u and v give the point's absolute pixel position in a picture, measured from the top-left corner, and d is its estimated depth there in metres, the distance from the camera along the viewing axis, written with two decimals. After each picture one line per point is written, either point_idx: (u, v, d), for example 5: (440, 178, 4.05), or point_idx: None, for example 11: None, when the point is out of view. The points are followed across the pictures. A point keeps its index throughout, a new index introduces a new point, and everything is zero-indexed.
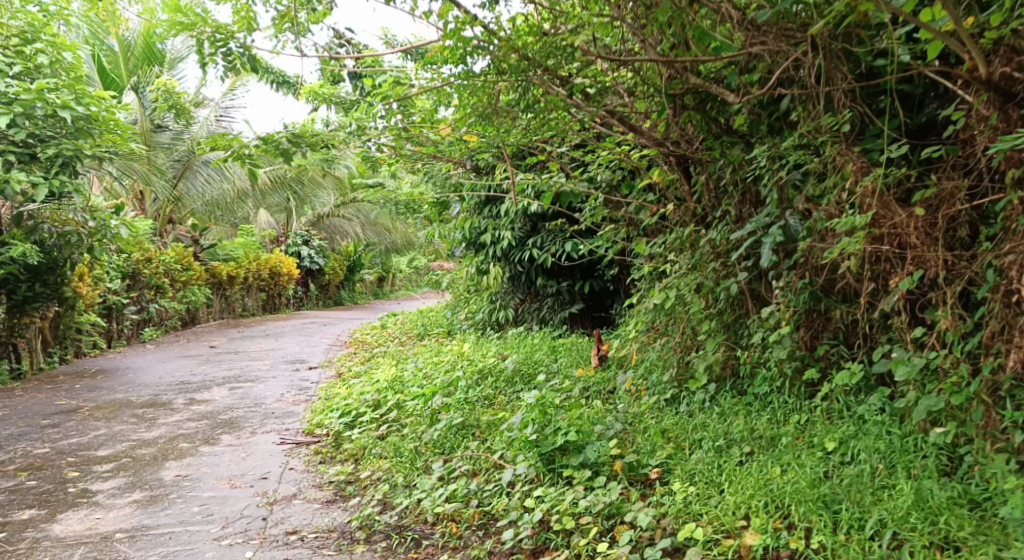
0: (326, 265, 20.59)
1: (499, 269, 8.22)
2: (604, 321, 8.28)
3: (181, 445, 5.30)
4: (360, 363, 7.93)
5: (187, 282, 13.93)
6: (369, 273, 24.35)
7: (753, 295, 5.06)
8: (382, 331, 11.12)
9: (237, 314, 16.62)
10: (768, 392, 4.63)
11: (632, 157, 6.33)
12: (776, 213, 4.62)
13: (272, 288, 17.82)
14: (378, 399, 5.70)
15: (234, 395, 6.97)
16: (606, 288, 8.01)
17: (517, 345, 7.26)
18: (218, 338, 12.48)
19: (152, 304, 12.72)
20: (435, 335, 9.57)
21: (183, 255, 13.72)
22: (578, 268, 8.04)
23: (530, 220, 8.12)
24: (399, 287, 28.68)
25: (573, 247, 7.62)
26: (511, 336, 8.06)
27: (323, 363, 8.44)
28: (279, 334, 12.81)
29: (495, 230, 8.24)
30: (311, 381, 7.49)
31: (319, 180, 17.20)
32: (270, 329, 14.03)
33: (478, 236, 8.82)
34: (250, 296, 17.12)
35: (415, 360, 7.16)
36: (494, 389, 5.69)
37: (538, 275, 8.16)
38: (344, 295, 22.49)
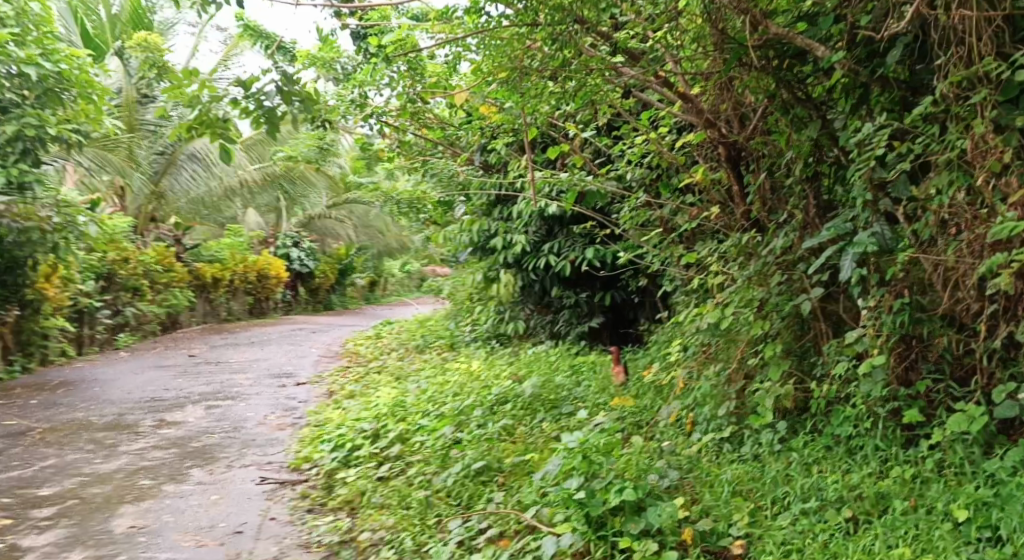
0: (316, 268, 19.74)
1: (511, 278, 7.38)
2: (625, 337, 7.48)
3: (142, 482, 4.46)
4: (354, 380, 7.12)
5: (167, 284, 13.14)
6: (361, 277, 23.47)
7: (826, 316, 4.28)
8: (376, 341, 10.28)
9: (222, 319, 15.74)
10: (853, 434, 3.85)
11: (669, 149, 5.78)
12: (867, 220, 3.85)
13: (259, 291, 16.96)
14: (378, 427, 4.89)
15: (210, 416, 6.12)
16: (630, 300, 7.22)
17: (533, 364, 6.46)
18: (199, 346, 11.62)
19: (128, 308, 11.90)
20: (436, 348, 8.74)
21: (164, 256, 12.92)
22: (599, 277, 7.24)
23: (546, 223, 7.33)
24: (390, 292, 27.83)
25: (597, 254, 6.83)
26: (524, 353, 7.24)
27: (312, 379, 7.61)
28: (265, 342, 11.97)
29: (506, 234, 7.44)
30: (297, 401, 6.66)
31: (311, 179, 16.38)
32: (257, 336, 13.18)
33: (485, 240, 7.99)
34: (236, 300, 16.27)
35: (416, 380, 6.34)
36: (512, 418, 4.88)
37: (555, 285, 7.33)
38: (334, 300, 21.62)
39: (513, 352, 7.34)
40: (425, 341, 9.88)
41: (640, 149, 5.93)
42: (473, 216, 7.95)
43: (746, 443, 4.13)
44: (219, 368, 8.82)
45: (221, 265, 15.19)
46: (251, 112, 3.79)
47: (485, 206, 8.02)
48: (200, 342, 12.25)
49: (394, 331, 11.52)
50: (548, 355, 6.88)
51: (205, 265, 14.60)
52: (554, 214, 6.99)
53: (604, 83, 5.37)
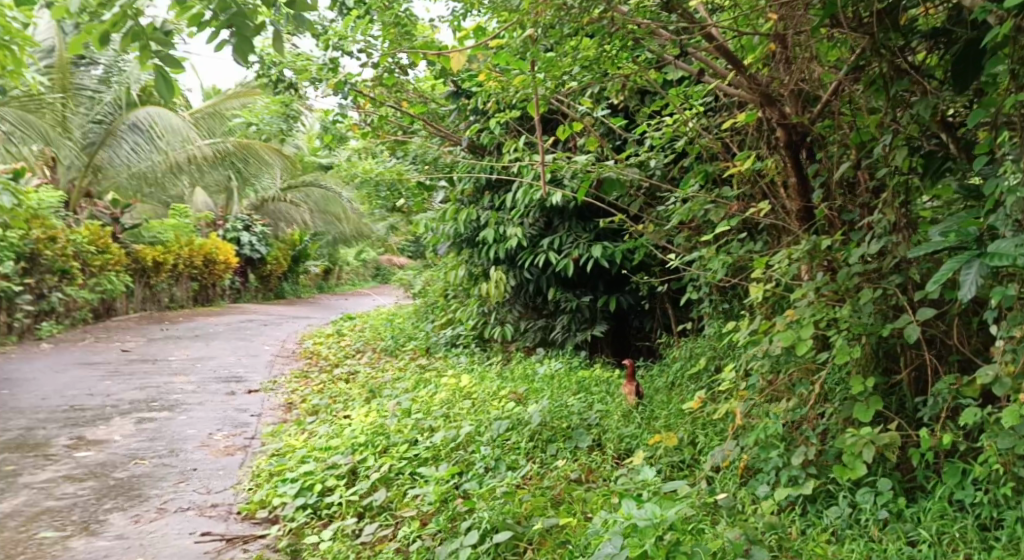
0: (268, 253, 18.53)
1: (503, 275, 6.45)
2: (629, 349, 6.59)
3: (42, 532, 3.46)
4: (318, 390, 6.12)
5: (102, 266, 11.98)
6: (315, 265, 22.27)
7: (931, 342, 3.42)
8: (337, 342, 9.23)
9: (164, 306, 14.50)
10: (980, 499, 2.99)
11: (705, 132, 4.90)
12: (1009, 225, 2.99)
13: (206, 276, 15.71)
14: (356, 462, 3.94)
15: (142, 434, 5.10)
16: (638, 306, 6.33)
17: (531, 379, 5.54)
18: (136, 338, 10.47)
19: (54, 292, 10.72)
20: (407, 354, 7.74)
21: (98, 235, 11.84)
22: (603, 277, 6.34)
23: (545, 214, 6.43)
24: (345, 281, 26.61)
25: (604, 250, 5.95)
26: (515, 364, 6.30)
27: (266, 386, 6.60)
28: (211, 335, 10.85)
29: (497, 226, 6.51)
30: (249, 415, 5.66)
31: (267, 160, 15.18)
32: (201, 327, 12.01)
33: (470, 232, 7.03)
34: (180, 286, 15.00)
35: (394, 395, 5.37)
36: (522, 456, 3.95)
37: (553, 285, 6.43)
38: (286, 289, 20.38)
39: (502, 362, 6.39)
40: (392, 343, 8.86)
41: (670, 130, 5.04)
42: (458, 204, 6.99)
43: (832, 502, 3.27)
44: (156, 367, 7.72)
45: (164, 247, 13.98)
46: (205, 24, 3.00)
47: (470, 191, 7.06)
48: (137, 333, 11.08)
49: (357, 329, 10.46)
50: (545, 367, 5.95)
51: (145, 247, 13.40)
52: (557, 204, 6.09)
53: (638, 47, 4.46)
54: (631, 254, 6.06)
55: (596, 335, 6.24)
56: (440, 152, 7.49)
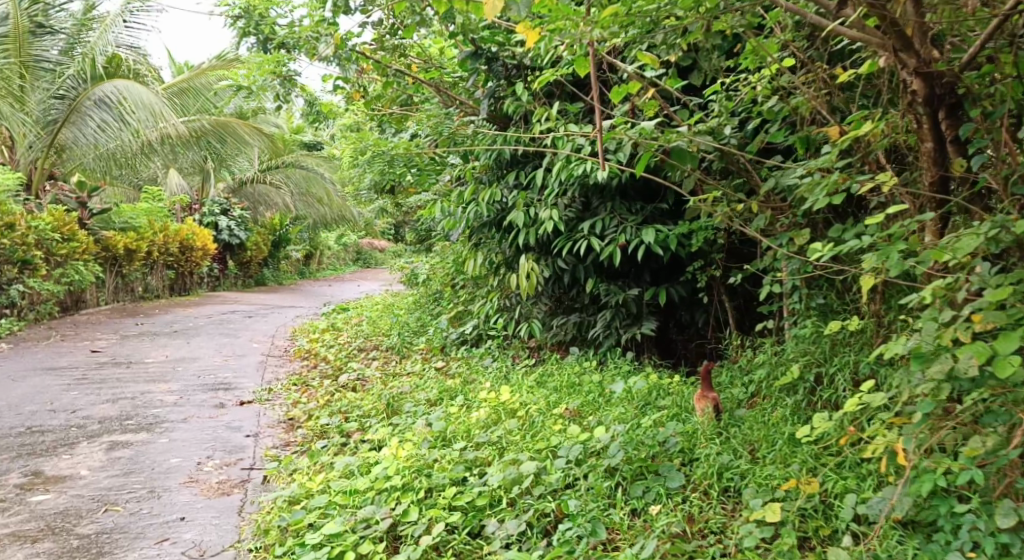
0: (248, 239, 17.51)
1: (534, 265, 5.56)
2: (679, 350, 5.70)
3: None
4: (323, 404, 5.26)
5: (67, 256, 11.00)
6: (296, 250, 21.23)
7: None
8: (335, 341, 8.31)
9: (139, 296, 13.50)
10: None
11: (798, 85, 4.02)
12: None
13: (183, 264, 14.66)
14: (394, 519, 3.06)
15: (114, 466, 4.24)
16: (692, 300, 5.44)
17: (581, 389, 4.67)
18: (108, 335, 9.54)
19: (14, 286, 9.79)
20: (418, 355, 6.84)
21: (62, 221, 10.91)
22: (651, 266, 5.47)
23: (582, 194, 5.54)
24: (327, 266, 25.60)
25: (657, 234, 5.07)
26: (551, 369, 5.42)
27: (260, 398, 5.72)
28: (191, 330, 9.92)
29: (525, 208, 5.62)
30: (244, 436, 4.78)
31: (246, 138, 14.12)
32: (180, 321, 11.05)
33: (490, 216, 6.11)
34: (155, 275, 13.95)
35: (420, 414, 4.50)
36: (606, 505, 3.09)
37: (592, 276, 5.53)
38: (267, 275, 19.38)
39: (536, 366, 5.51)
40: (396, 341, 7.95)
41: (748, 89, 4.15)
42: (478, 182, 6.11)
43: None
44: (132, 373, 6.81)
45: (136, 233, 12.99)
46: None
47: (491, 169, 6.15)
48: (109, 329, 10.13)
49: (353, 324, 9.55)
50: (590, 374, 5.08)
51: (115, 233, 12.38)
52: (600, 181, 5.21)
53: None
54: (687, 239, 5.18)
55: (645, 337, 5.34)
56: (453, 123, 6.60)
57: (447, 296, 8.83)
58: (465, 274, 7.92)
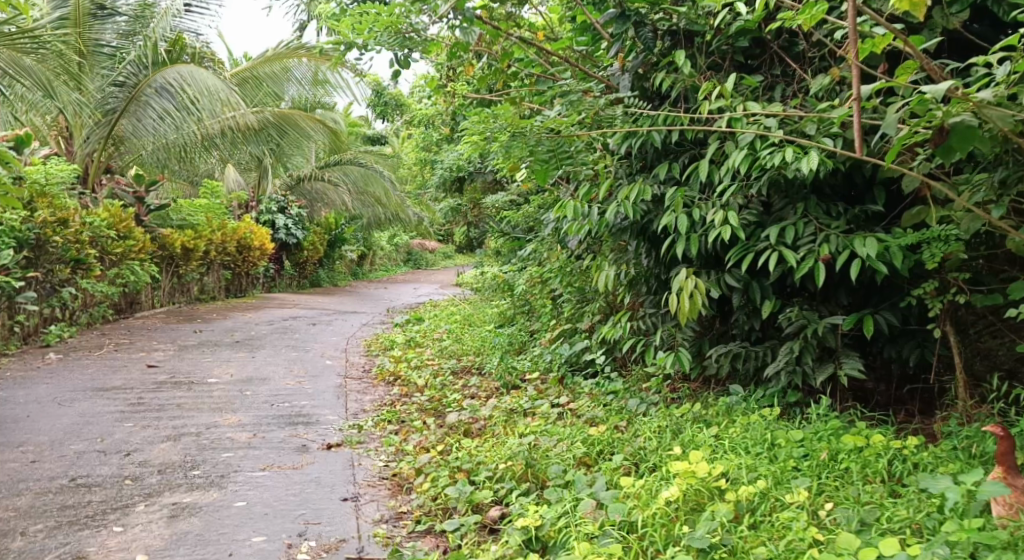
0: (305, 238, 16.61)
1: (697, 281, 4.44)
2: (872, 394, 4.53)
3: None
4: (435, 454, 4.18)
5: (122, 255, 10.14)
6: (350, 250, 20.29)
7: None
8: (419, 361, 7.23)
9: (194, 298, 12.62)
10: None
11: None
12: None
13: (240, 264, 13.75)
14: None
15: (186, 546, 3.21)
16: (903, 331, 4.27)
17: (790, 456, 3.52)
18: (163, 344, 8.59)
19: (66, 287, 8.91)
20: (529, 386, 5.73)
21: (118, 218, 10.06)
22: (851, 286, 4.30)
23: (763, 191, 4.39)
24: (379, 267, 24.68)
25: (876, 244, 3.91)
26: (724, 419, 4.28)
27: (352, 441, 4.66)
28: (252, 340, 8.93)
29: (687, 209, 4.49)
30: (343, 501, 3.72)
31: (309, 132, 13.19)
32: (239, 328, 10.09)
33: (629, 219, 5.00)
34: (211, 275, 13.08)
35: (583, 487, 3.36)
36: None
37: (770, 295, 4.40)
38: (323, 276, 18.45)
39: (702, 412, 4.38)
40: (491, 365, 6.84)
41: None
42: (615, 175, 5.01)
43: None
44: (194, 397, 5.80)
45: (193, 231, 12.12)
46: None
47: (631, 162, 5.02)
48: (164, 337, 9.18)
49: (432, 339, 8.47)
50: (785, 429, 3.93)
51: (173, 231, 11.54)
52: (796, 174, 4.06)
53: None
54: (910, 252, 4.01)
55: (846, 377, 4.18)
56: (588, 91, 5.17)
57: (543, 311, 7.70)
58: (572, 287, 6.78)
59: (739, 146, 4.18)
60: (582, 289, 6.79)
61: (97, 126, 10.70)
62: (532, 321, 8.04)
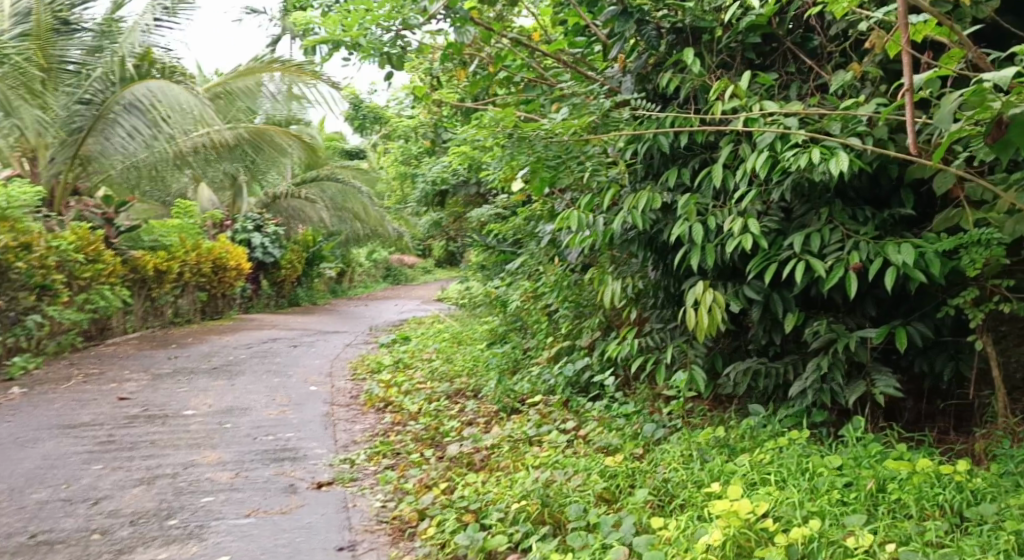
0: (283, 257, 16.16)
1: (716, 295, 4.12)
2: (903, 410, 4.24)
3: None
4: (437, 493, 3.82)
5: (92, 279, 9.69)
6: (329, 267, 19.83)
7: None
8: (409, 385, 6.86)
9: (169, 321, 12.16)
10: None
11: None
12: None
13: (215, 285, 13.29)
14: None
15: None
16: (938, 343, 3.98)
17: (833, 487, 3.20)
18: (136, 373, 8.15)
19: (31, 316, 8.45)
20: (531, 410, 5.38)
21: (87, 241, 9.61)
22: (880, 296, 4.01)
23: (783, 196, 4.09)
24: (358, 283, 24.22)
25: (912, 250, 3.61)
26: (752, 446, 3.95)
27: (343, 478, 4.29)
28: (230, 366, 8.51)
29: (702, 218, 4.20)
30: (337, 552, 3.35)
31: (284, 147, 12.80)
32: (216, 353, 9.65)
33: (637, 230, 4.69)
34: (186, 296, 12.62)
35: (609, 532, 3.03)
36: None
37: (793, 308, 4.10)
38: (301, 295, 17.98)
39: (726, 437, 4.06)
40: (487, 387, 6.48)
41: None
42: (622, 183, 4.69)
43: None
44: (169, 433, 5.40)
45: (167, 253, 11.67)
46: None
47: (637, 169, 4.71)
48: (137, 365, 8.73)
49: (421, 360, 8.09)
50: (821, 454, 3.62)
51: (145, 253, 11.09)
52: (822, 177, 3.76)
53: None
54: (946, 258, 3.72)
55: (880, 395, 3.88)
56: (589, 96, 4.87)
57: (538, 328, 7.37)
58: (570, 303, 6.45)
59: (758, 150, 3.89)
60: (580, 304, 6.46)
61: (63, 146, 10.25)
62: (526, 339, 7.69)
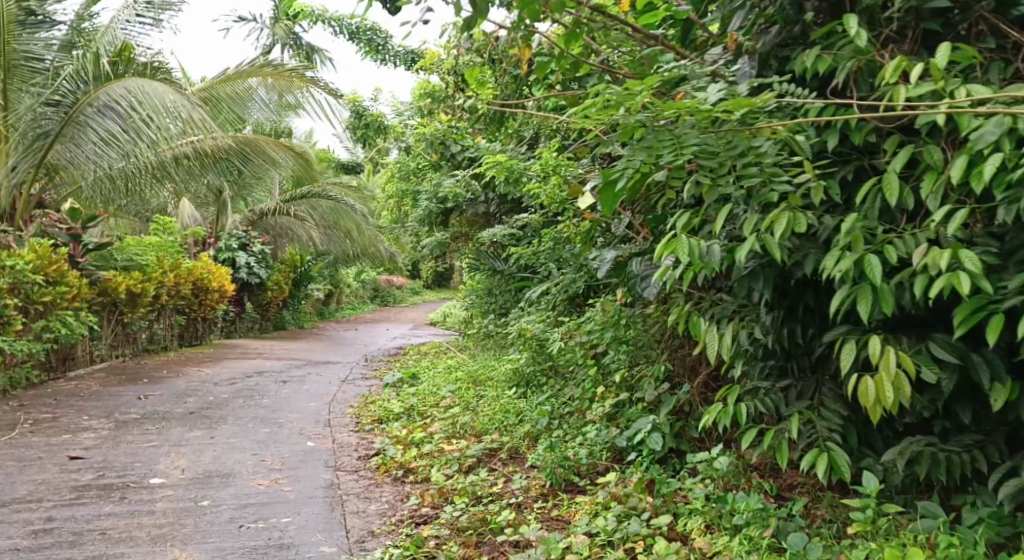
0: (269, 278, 14.84)
1: (901, 354, 2.93)
2: None
3: None
4: None
5: (51, 304, 8.38)
6: (317, 289, 18.49)
7: None
8: (429, 444, 5.61)
9: (142, 350, 10.84)
10: None
11: None
12: None
13: (196, 309, 11.96)
14: None
15: None
16: None
17: None
18: (96, 418, 6.85)
19: None
20: (602, 493, 4.18)
21: (48, 260, 8.33)
22: None
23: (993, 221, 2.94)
24: (345, 306, 22.82)
25: None
26: None
27: None
28: (209, 409, 7.21)
29: (871, 247, 3.03)
30: None
31: (274, 159, 11.51)
32: (193, 391, 8.34)
33: (761, 260, 3.50)
34: (162, 321, 11.31)
35: None
36: None
37: (1006, 377, 2.94)
38: (288, 319, 16.58)
39: None
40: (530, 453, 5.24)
41: None
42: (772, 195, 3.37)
43: None
44: (126, 521, 4.15)
45: (142, 274, 10.37)
46: None
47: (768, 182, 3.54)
48: (100, 406, 7.42)
49: (436, 407, 6.82)
50: None
51: (116, 274, 9.78)
52: None
53: None
54: None
55: None
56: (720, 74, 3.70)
57: (581, 374, 6.14)
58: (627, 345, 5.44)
59: (969, 154, 2.73)
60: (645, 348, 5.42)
61: (26, 153, 8.93)
62: (563, 385, 6.46)
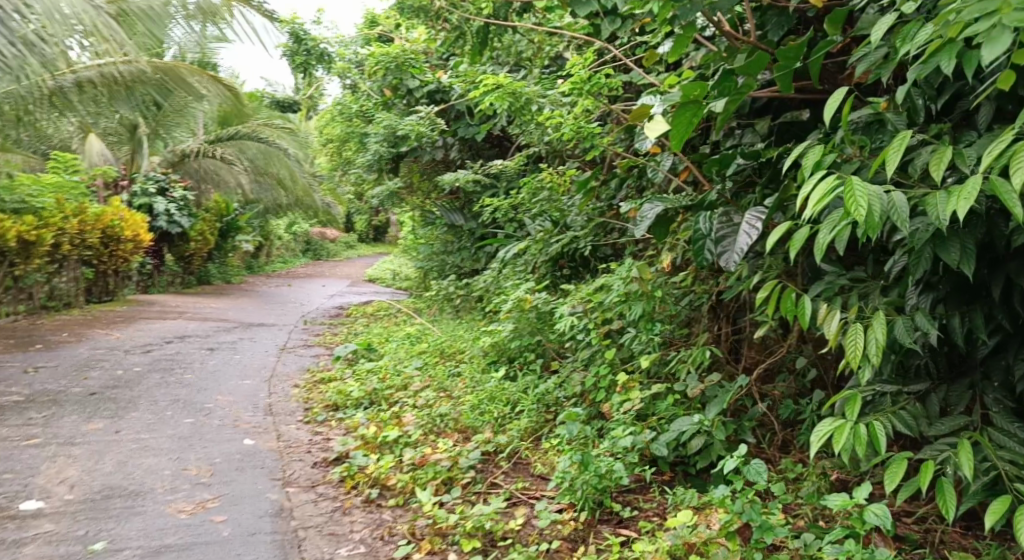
0: (192, 227, 13.17)
1: None
2: None
3: None
4: None
5: None
6: (245, 240, 16.80)
7: None
8: (405, 446, 4.36)
9: (39, 308, 9.22)
10: None
11: None
12: None
13: (105, 261, 10.31)
14: None
15: None
16: None
17: None
18: None
19: None
20: (669, 537, 3.05)
21: None
22: None
23: None
24: (275, 259, 21.08)
25: None
26: None
27: None
28: (115, 388, 5.76)
29: None
30: None
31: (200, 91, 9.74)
32: (97, 361, 6.85)
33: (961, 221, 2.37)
34: (65, 274, 9.69)
35: None
36: None
37: None
38: (215, 273, 14.89)
39: None
40: (542, 463, 4.04)
41: None
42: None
43: None
44: None
45: (38, 218, 8.70)
46: None
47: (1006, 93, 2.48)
48: None
49: (405, 389, 5.55)
50: None
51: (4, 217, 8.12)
52: None
53: None
54: None
55: None
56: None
57: (591, 356, 4.95)
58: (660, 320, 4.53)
59: None
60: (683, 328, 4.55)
61: None
62: (563, 367, 5.26)
